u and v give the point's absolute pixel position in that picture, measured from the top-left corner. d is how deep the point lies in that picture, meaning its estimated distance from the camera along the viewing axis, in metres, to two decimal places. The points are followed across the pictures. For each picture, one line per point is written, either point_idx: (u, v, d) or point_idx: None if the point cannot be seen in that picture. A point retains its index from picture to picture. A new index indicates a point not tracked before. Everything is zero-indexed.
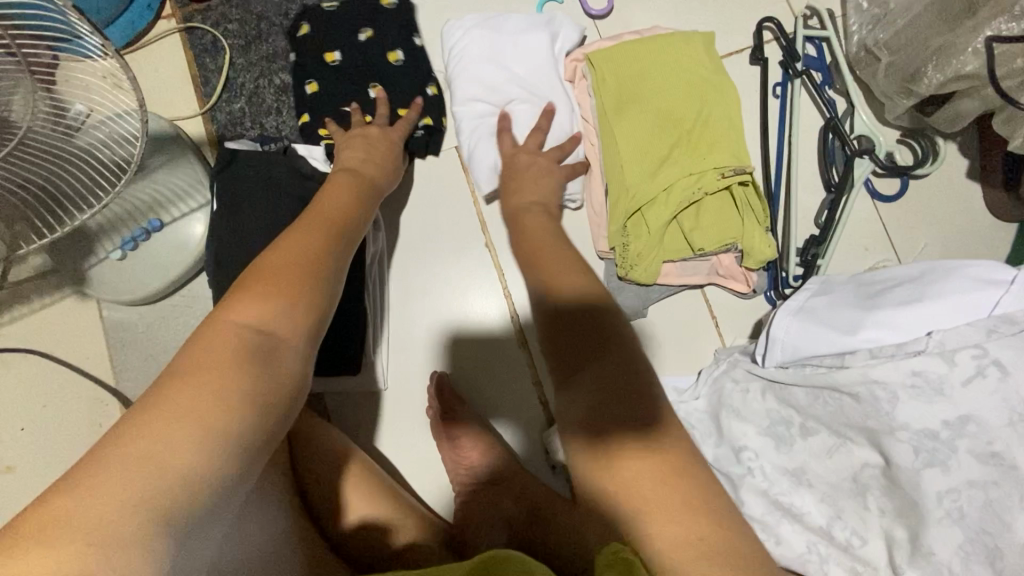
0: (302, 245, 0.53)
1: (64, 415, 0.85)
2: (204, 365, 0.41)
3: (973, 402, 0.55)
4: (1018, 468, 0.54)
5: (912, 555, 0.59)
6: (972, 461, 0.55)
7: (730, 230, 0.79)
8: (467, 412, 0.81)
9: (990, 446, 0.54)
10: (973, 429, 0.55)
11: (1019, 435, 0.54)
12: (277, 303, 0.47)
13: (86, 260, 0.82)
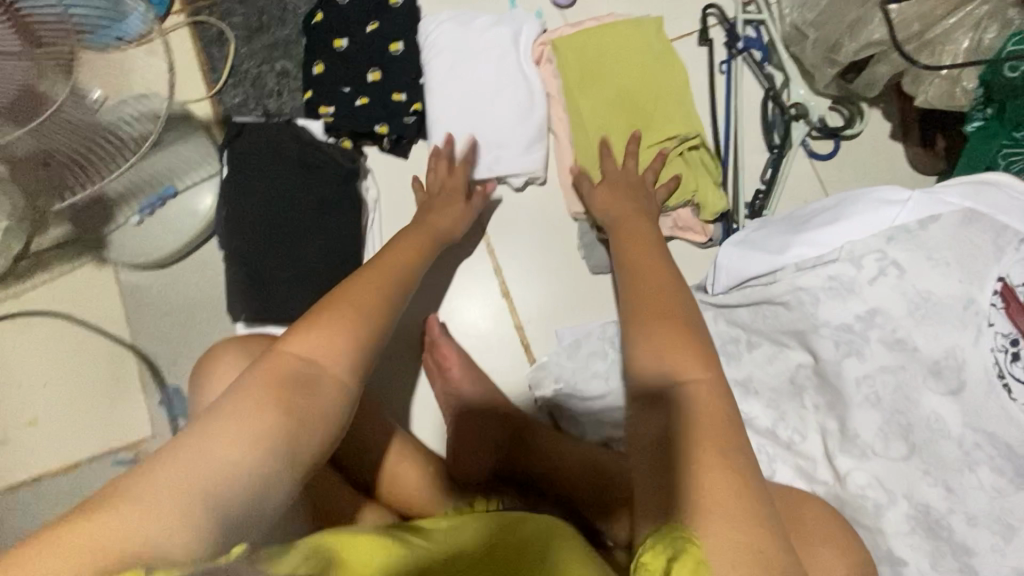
0: (357, 298, 0.60)
1: (84, 372, 0.92)
2: (259, 395, 0.50)
3: (877, 296, 0.66)
4: (918, 349, 0.64)
5: (842, 441, 0.69)
6: (882, 348, 0.66)
7: (687, 184, 0.90)
8: (458, 351, 0.88)
9: (895, 333, 0.65)
10: (880, 320, 0.65)
11: (917, 321, 0.64)
12: (329, 342, 0.55)
13: (107, 226, 0.91)
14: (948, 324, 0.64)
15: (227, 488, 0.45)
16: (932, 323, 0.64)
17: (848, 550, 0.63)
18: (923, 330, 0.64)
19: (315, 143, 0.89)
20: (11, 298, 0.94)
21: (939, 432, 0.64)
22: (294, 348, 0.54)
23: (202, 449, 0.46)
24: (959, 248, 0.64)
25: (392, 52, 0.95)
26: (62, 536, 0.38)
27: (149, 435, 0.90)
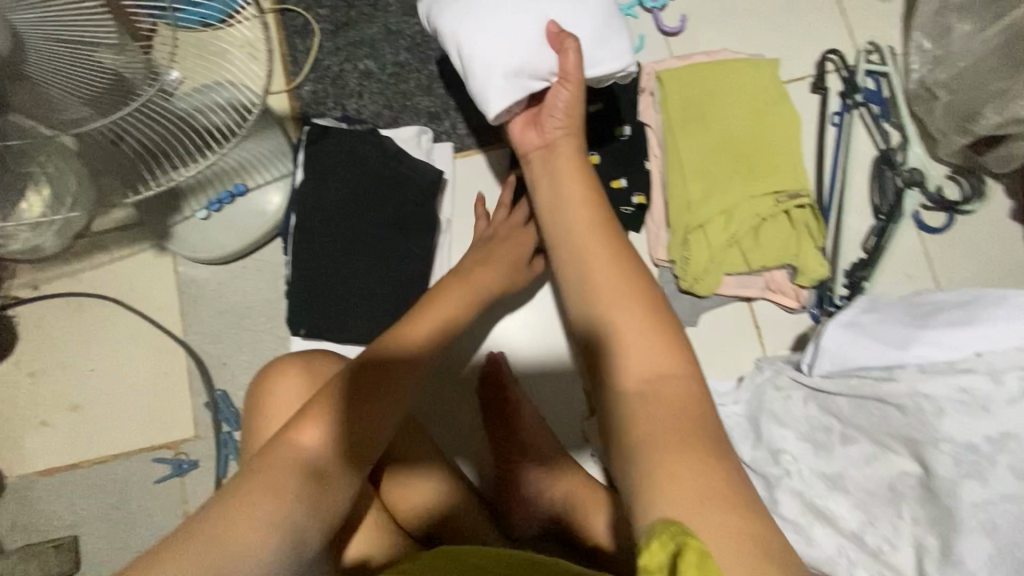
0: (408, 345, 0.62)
1: (131, 360, 0.89)
2: (367, 387, 0.57)
3: (1016, 419, 0.60)
4: None
5: (943, 563, 0.62)
6: (1011, 475, 0.60)
7: (788, 249, 0.83)
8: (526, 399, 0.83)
9: None
10: (1014, 445, 0.60)
11: None
12: (425, 337, 0.63)
13: (173, 216, 0.87)
14: None
15: (314, 491, 0.50)
16: None
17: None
18: None
19: (399, 155, 0.84)
20: (67, 277, 0.91)
21: None
22: (392, 343, 0.61)
23: (298, 450, 0.52)
24: None
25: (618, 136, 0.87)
26: (160, 555, 0.43)
27: (190, 435, 0.87)
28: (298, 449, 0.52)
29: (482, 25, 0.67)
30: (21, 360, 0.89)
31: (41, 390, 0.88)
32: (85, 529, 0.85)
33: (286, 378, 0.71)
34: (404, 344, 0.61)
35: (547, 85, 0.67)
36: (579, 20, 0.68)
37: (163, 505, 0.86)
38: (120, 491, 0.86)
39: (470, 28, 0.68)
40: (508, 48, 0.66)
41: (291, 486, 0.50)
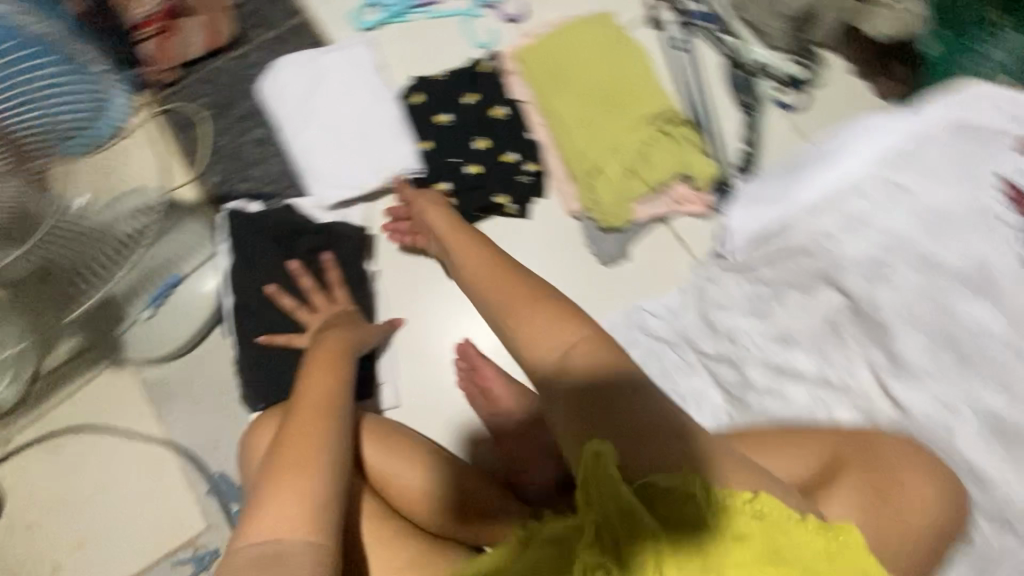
0: (320, 397, 0.70)
1: (121, 478, 0.89)
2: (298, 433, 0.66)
3: (889, 220, 0.73)
4: (944, 263, 0.71)
5: (895, 370, 0.71)
6: (909, 270, 0.71)
7: (678, 162, 0.92)
8: (499, 373, 0.86)
9: (915, 252, 0.71)
10: None
11: (935, 236, 0.71)
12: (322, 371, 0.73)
13: (120, 326, 0.90)
14: (965, 233, 0.71)
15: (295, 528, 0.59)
16: (950, 235, 0.71)
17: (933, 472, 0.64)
18: (943, 243, 0.71)
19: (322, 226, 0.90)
20: (36, 422, 0.92)
21: (984, 336, 0.69)
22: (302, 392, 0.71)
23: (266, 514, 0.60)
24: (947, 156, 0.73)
25: (497, 117, 0.96)
26: None
27: (203, 527, 0.87)
28: (281, 473, 0.63)
29: (321, 146, 0.96)
30: (13, 516, 0.88)
31: (43, 537, 0.88)
32: None
33: (260, 437, 0.77)
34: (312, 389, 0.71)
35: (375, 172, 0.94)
36: (379, 120, 0.97)
37: None
38: None
39: (311, 148, 0.96)
40: (341, 159, 0.95)
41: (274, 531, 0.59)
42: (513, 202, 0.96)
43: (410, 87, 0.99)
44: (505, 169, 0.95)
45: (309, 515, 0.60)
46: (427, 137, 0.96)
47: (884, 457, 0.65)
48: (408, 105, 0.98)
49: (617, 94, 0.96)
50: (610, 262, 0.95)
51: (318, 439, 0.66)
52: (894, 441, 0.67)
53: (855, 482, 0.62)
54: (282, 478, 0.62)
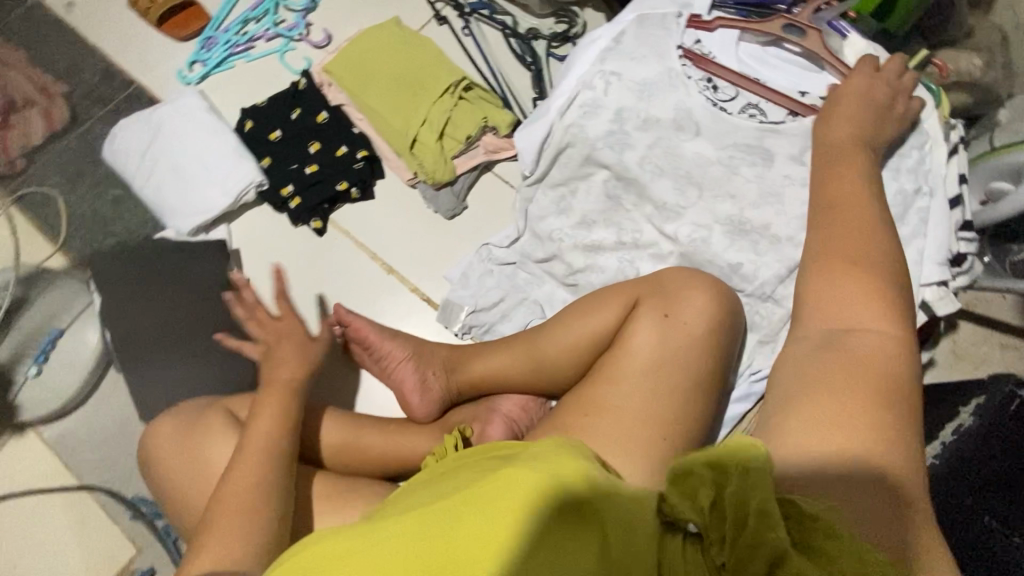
0: (271, 415, 0.76)
1: (45, 533, 0.93)
2: (253, 454, 0.72)
3: (619, 97, 0.88)
4: (662, 119, 0.87)
5: (664, 215, 0.87)
6: (641, 132, 0.87)
7: (479, 116, 1.08)
8: (370, 324, 0.94)
9: (640, 116, 0.87)
10: (628, 113, 0.88)
11: (647, 100, 0.87)
12: (273, 391, 0.78)
13: (10, 390, 0.96)
14: (671, 89, 0.87)
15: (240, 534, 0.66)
16: (661, 95, 0.87)
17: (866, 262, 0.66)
18: (657, 104, 0.87)
19: (184, 248, 1.01)
20: None
21: (709, 166, 0.86)
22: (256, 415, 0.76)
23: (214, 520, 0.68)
24: (647, 40, 0.88)
25: (321, 122, 1.11)
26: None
27: (136, 551, 0.91)
28: (230, 477, 0.71)
29: (171, 187, 1.07)
30: None
31: None
32: None
33: (160, 438, 0.82)
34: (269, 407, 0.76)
35: (224, 196, 1.06)
36: (218, 153, 1.09)
37: None
38: None
39: (163, 192, 1.07)
40: (192, 194, 1.06)
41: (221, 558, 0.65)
42: (353, 187, 1.09)
43: (242, 118, 1.13)
44: (337, 162, 1.08)
45: (260, 512, 0.68)
46: (266, 154, 1.10)
47: (672, 285, 0.80)
48: (243, 133, 1.12)
49: (416, 78, 1.11)
50: (450, 214, 1.09)
51: (268, 446, 0.73)
52: (672, 268, 0.83)
53: (648, 311, 0.78)
54: (236, 506, 0.68)
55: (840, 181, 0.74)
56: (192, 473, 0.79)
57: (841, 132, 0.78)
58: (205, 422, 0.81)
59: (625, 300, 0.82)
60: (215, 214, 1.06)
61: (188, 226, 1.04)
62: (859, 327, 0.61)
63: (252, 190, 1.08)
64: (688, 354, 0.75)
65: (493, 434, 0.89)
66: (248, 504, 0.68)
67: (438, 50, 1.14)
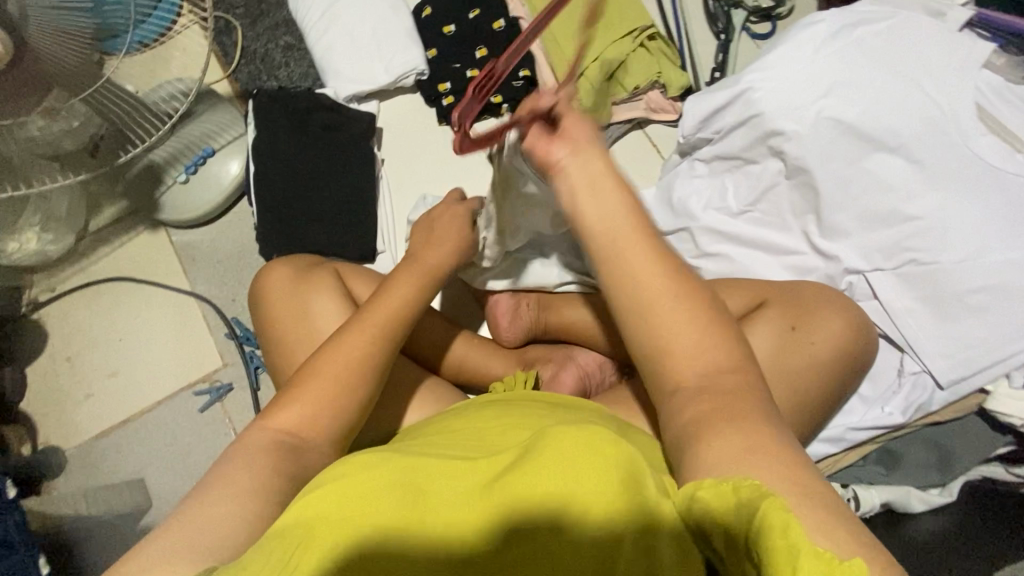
0: (348, 357, 0.62)
1: (151, 321, 1.03)
2: (318, 401, 0.60)
3: (829, 83, 0.78)
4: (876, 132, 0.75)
5: (824, 232, 0.80)
6: (844, 135, 0.77)
7: (653, 69, 1.03)
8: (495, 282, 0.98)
9: (852, 112, 0.76)
10: (836, 101, 0.77)
11: (874, 100, 0.76)
12: (365, 334, 0.64)
13: (158, 189, 1.04)
14: (898, 93, 0.75)
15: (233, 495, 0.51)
16: (889, 98, 0.75)
17: (716, 318, 0.51)
18: (880, 107, 0.75)
19: (336, 109, 1.02)
20: (78, 273, 1.05)
21: (906, 198, 0.74)
22: (337, 350, 0.63)
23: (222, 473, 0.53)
24: (891, 40, 0.77)
25: (496, 29, 1.09)
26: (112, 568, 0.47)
27: (221, 365, 1.01)
28: (279, 409, 0.59)
29: (339, 48, 1.09)
30: (55, 350, 1.02)
31: (80, 369, 1.01)
32: (147, 469, 0.96)
33: (273, 279, 0.88)
34: (352, 347, 0.63)
35: (385, 74, 1.07)
36: (391, 29, 1.09)
37: (213, 427, 0.98)
38: (171, 428, 0.98)
39: (331, 52, 1.09)
40: (357, 61, 1.08)
41: (293, 422, 0.58)
42: (505, 103, 1.07)
43: (422, 2, 1.12)
44: (499, 73, 1.07)
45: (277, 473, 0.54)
46: (434, 46, 1.10)
47: (805, 299, 0.74)
48: (420, 19, 1.11)
49: (603, 12, 1.06)
50: None
51: (339, 396, 0.61)
52: (817, 285, 0.77)
53: (775, 319, 0.72)
54: (312, 399, 0.59)
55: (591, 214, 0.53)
56: (296, 319, 0.84)
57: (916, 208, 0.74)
58: (314, 279, 0.87)
59: (737, 305, 0.75)
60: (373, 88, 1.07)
61: (345, 92, 1.06)
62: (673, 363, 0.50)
63: (412, 78, 1.09)
64: (799, 378, 0.70)
65: (566, 379, 0.88)
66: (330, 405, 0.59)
67: None
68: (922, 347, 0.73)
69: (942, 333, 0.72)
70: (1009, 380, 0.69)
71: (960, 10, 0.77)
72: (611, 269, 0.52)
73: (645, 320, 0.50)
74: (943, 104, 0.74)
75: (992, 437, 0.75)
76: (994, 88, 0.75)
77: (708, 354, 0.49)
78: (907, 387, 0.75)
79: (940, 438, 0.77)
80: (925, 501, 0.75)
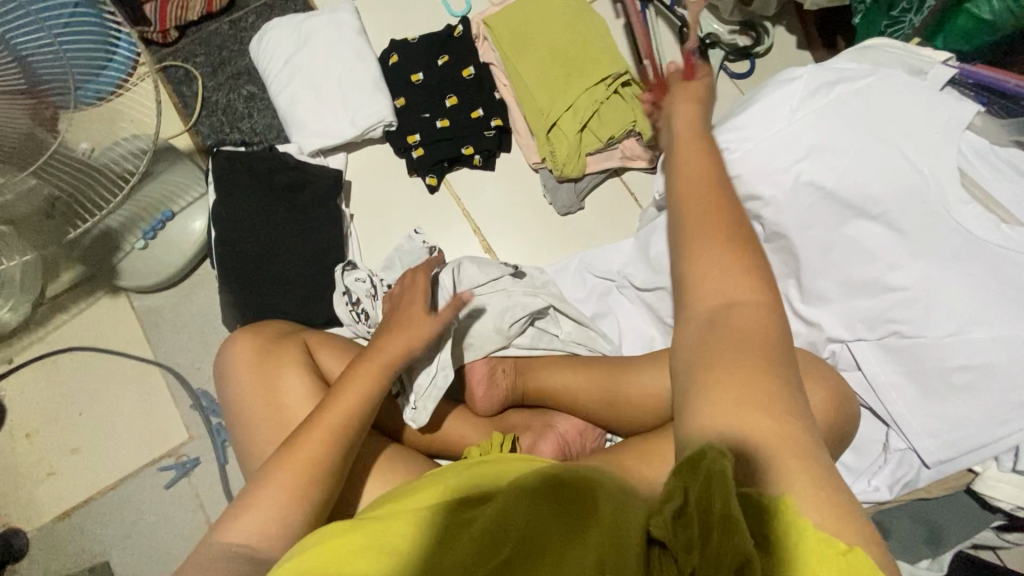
0: (335, 422, 0.65)
1: (113, 393, 0.99)
2: (300, 475, 0.62)
3: (808, 146, 0.74)
4: (855, 197, 0.72)
5: (805, 298, 0.77)
6: (823, 201, 0.74)
7: (629, 116, 0.99)
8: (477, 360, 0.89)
9: (830, 177, 0.73)
10: (813, 164, 0.74)
11: (852, 164, 0.73)
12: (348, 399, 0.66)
13: (116, 255, 0.99)
14: (877, 157, 0.72)
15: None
16: (867, 161, 0.72)
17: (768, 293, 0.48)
18: (858, 171, 0.72)
19: (301, 167, 0.98)
20: (35, 343, 1.01)
21: (889, 267, 0.71)
22: (319, 422, 0.64)
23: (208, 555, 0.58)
24: (870, 99, 0.74)
25: (466, 76, 1.05)
26: None
27: (187, 438, 0.97)
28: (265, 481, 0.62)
29: (303, 99, 1.04)
30: (15, 426, 0.98)
31: (40, 445, 0.97)
32: (113, 551, 0.93)
33: (237, 354, 0.83)
34: (329, 412, 0.65)
35: (352, 127, 1.03)
36: (356, 80, 1.05)
37: (180, 503, 0.95)
38: (136, 507, 0.94)
39: (294, 104, 1.04)
40: (321, 114, 1.04)
41: (284, 484, 0.61)
42: (477, 154, 1.04)
43: (389, 49, 1.08)
44: (469, 123, 1.03)
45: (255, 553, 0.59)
46: (402, 94, 1.05)
47: None
48: (386, 67, 1.07)
49: (575, 57, 1.02)
50: (564, 211, 1.04)
51: (317, 459, 0.63)
52: (798, 357, 0.74)
53: None
54: (290, 478, 0.62)
55: (696, 247, 0.50)
56: (259, 402, 0.80)
57: (899, 279, 0.71)
58: (279, 354, 0.82)
59: None
60: (339, 141, 1.03)
61: (310, 146, 1.02)
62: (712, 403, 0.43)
63: (380, 130, 1.05)
64: None
65: (544, 451, 0.85)
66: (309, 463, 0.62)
67: (607, 32, 1.04)
68: (908, 424, 0.70)
69: (926, 409, 0.70)
70: (998, 462, 0.65)
71: (941, 67, 0.73)
72: (682, 286, 0.51)
73: (715, 321, 0.47)
74: (925, 169, 0.71)
75: (985, 515, 0.70)
76: (977, 151, 0.72)
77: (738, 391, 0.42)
78: (893, 463, 0.73)
79: (926, 512, 0.75)
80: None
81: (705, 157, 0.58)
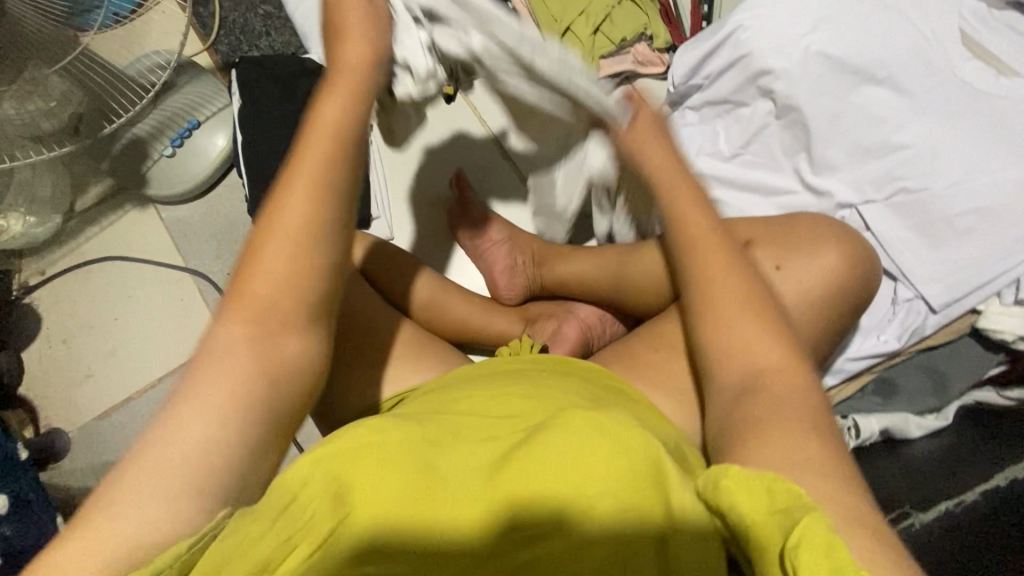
0: (292, 236, 0.48)
1: (147, 299, 1.02)
2: (272, 317, 0.47)
3: (818, 17, 0.78)
4: (862, 66, 0.76)
5: (817, 168, 0.80)
6: (833, 71, 0.77)
7: (640, 20, 1.03)
8: (500, 248, 0.95)
9: (839, 46, 0.76)
10: (822, 35, 0.77)
11: (860, 32, 0.76)
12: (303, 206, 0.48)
13: (145, 163, 1.02)
14: (882, 25, 0.76)
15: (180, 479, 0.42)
16: (873, 29, 0.76)
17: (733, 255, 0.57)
18: (865, 38, 0.76)
19: (322, 73, 1.01)
20: (67, 254, 1.04)
21: (896, 128, 0.75)
22: (274, 245, 0.48)
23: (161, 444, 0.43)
24: None
25: None
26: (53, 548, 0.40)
27: None
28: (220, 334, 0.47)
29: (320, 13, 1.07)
30: (51, 333, 1.00)
31: (77, 350, 1.00)
32: None
33: None
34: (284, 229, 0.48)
35: None
36: None
37: None
38: None
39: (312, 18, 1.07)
40: None
41: (256, 321, 0.47)
42: None
43: None
44: None
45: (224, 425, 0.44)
46: None
47: (803, 232, 0.74)
48: None
49: None
50: None
51: (284, 288, 0.47)
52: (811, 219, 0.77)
53: (770, 253, 0.71)
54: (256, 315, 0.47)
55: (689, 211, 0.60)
56: None
57: (906, 139, 0.75)
58: None
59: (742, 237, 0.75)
60: None
61: (329, 57, 1.04)
62: (728, 335, 0.53)
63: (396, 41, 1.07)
64: (810, 307, 0.70)
65: (568, 333, 0.89)
66: (288, 270, 0.47)
67: None
68: (914, 273, 0.74)
69: (933, 258, 0.74)
70: (1000, 298, 0.72)
71: None
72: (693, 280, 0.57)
73: (700, 295, 0.56)
74: (928, 33, 0.75)
75: (985, 357, 0.77)
76: (978, 16, 0.75)
77: (748, 329, 0.52)
78: (902, 314, 0.76)
79: (934, 363, 0.79)
80: (922, 426, 0.77)
81: (691, 191, 0.61)
